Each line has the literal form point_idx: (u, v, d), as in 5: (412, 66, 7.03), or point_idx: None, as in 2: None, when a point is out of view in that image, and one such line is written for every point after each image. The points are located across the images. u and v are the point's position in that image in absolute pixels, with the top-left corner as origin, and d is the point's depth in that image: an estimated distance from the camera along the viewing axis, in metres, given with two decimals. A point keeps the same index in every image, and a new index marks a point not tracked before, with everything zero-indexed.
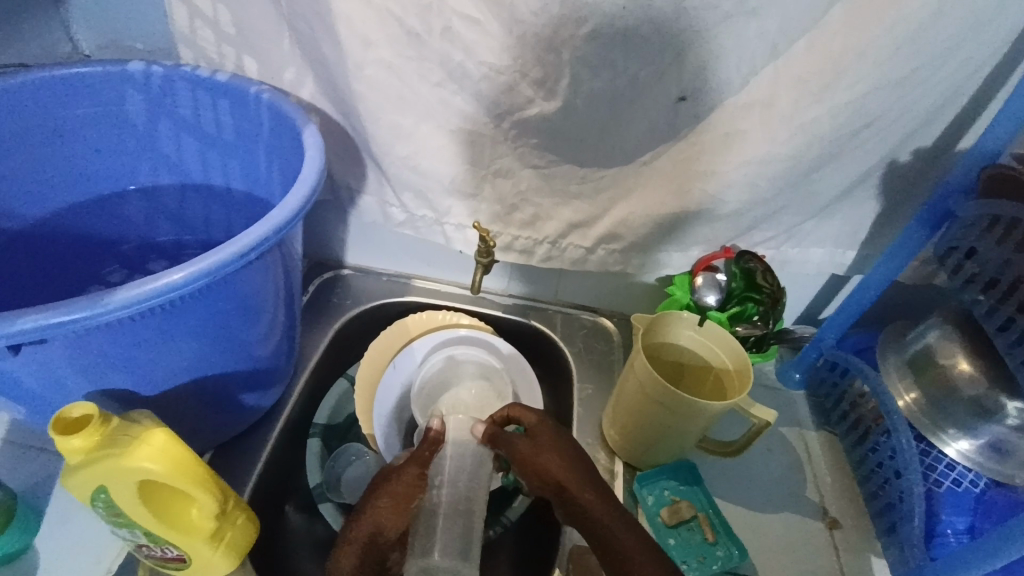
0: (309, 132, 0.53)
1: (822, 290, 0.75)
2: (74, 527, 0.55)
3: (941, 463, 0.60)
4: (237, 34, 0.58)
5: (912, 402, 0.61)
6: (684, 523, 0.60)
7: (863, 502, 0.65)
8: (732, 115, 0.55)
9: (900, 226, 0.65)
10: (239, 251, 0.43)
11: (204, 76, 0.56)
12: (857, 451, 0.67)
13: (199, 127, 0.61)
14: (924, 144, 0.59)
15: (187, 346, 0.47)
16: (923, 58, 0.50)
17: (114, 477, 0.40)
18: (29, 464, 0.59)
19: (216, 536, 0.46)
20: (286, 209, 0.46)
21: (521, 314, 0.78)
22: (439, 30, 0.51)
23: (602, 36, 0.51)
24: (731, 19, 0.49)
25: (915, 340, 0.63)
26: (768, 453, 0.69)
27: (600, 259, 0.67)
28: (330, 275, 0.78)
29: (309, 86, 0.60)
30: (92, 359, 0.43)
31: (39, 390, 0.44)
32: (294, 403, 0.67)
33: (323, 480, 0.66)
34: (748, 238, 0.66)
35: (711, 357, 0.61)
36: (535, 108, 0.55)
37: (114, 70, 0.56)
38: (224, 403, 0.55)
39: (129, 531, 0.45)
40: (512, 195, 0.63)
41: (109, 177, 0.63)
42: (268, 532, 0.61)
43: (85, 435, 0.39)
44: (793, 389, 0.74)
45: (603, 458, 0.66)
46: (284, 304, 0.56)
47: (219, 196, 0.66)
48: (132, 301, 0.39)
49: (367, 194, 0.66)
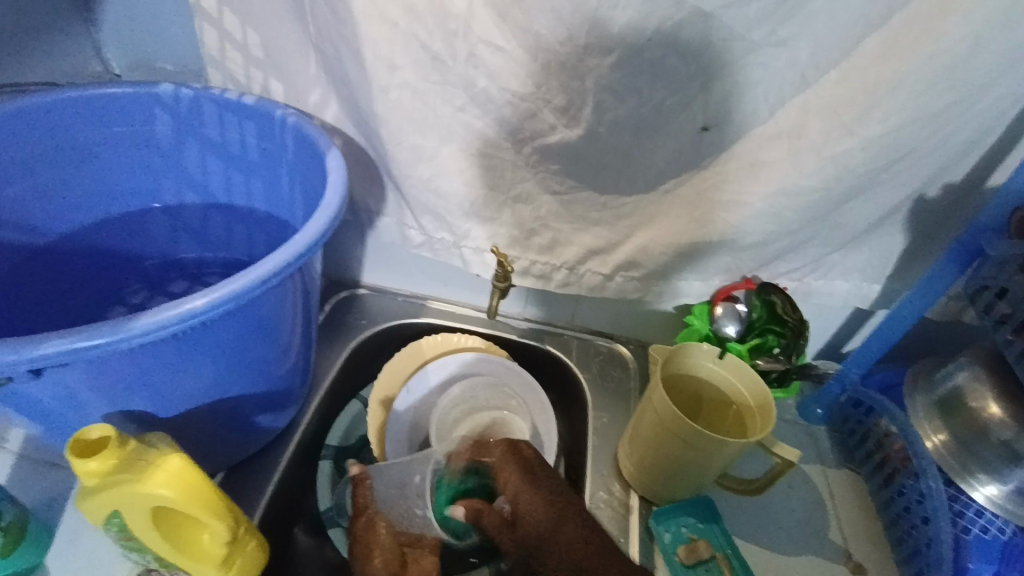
0: (332, 156, 0.54)
1: (845, 323, 0.73)
2: (84, 545, 0.55)
3: (970, 509, 0.57)
4: (266, 57, 0.59)
5: (940, 444, 0.59)
6: (702, 563, 0.58)
7: (889, 546, 0.63)
8: (758, 145, 0.54)
9: (928, 260, 0.64)
10: (262, 276, 0.43)
11: (233, 99, 0.57)
12: (882, 494, 0.64)
13: (225, 148, 0.62)
14: (953, 179, 0.58)
15: (205, 368, 0.47)
16: (955, 92, 0.49)
17: (129, 502, 0.40)
18: (43, 479, 0.59)
19: (226, 562, 0.45)
20: (310, 234, 0.47)
21: (536, 338, 0.77)
22: (464, 55, 0.51)
23: (628, 65, 0.51)
24: (759, 50, 0.49)
25: (945, 379, 0.61)
26: (789, 491, 0.67)
27: (618, 286, 0.66)
28: (347, 294, 0.78)
29: (334, 108, 0.60)
30: (112, 381, 0.43)
31: (58, 410, 0.44)
32: (307, 424, 0.66)
33: (333, 503, 0.64)
34: (770, 269, 0.65)
35: (732, 393, 0.60)
36: (557, 135, 0.55)
37: (145, 92, 0.57)
38: (238, 424, 0.55)
39: (140, 556, 0.45)
40: (532, 220, 0.62)
41: (136, 195, 0.64)
42: (276, 555, 0.60)
43: (101, 458, 0.39)
44: (816, 425, 0.73)
45: (619, 490, 0.64)
46: (302, 325, 0.55)
47: (240, 215, 0.67)
48: (154, 327, 0.39)
49: (386, 215, 0.66)
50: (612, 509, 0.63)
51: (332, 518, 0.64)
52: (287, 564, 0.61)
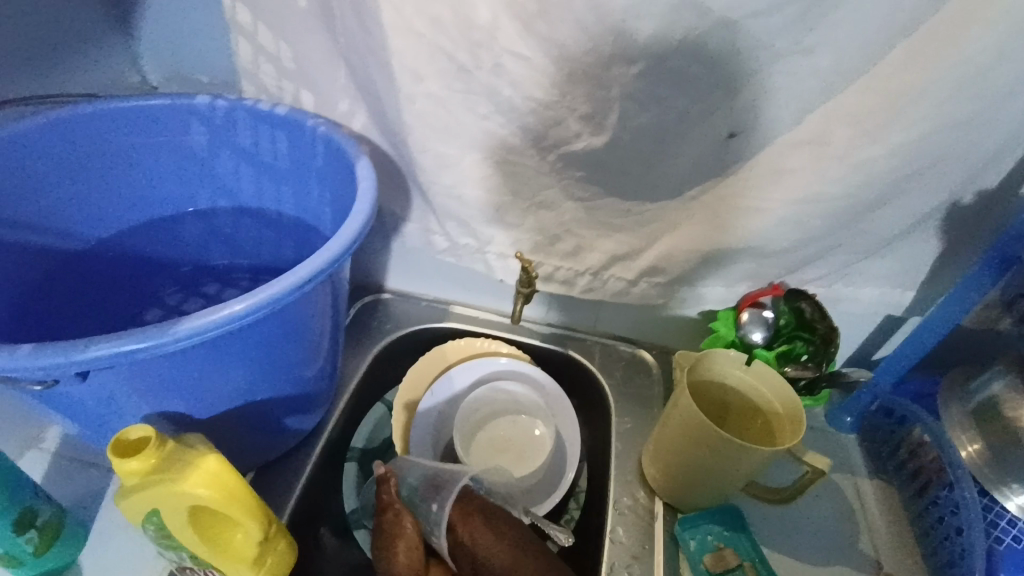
0: (361, 164, 0.55)
1: (875, 330, 0.72)
2: (119, 542, 0.57)
3: (1003, 519, 0.56)
4: (296, 68, 0.60)
5: (976, 454, 0.57)
6: (729, 571, 0.58)
7: (921, 558, 0.61)
8: (784, 152, 0.54)
9: (961, 266, 0.63)
10: (296, 282, 0.44)
11: (264, 109, 0.59)
12: (915, 504, 0.63)
13: (256, 156, 0.63)
14: (989, 184, 0.56)
15: (239, 372, 0.48)
16: (989, 98, 0.48)
17: (167, 500, 0.41)
18: (81, 477, 0.61)
19: (257, 562, 0.46)
20: (341, 241, 0.48)
21: (558, 343, 0.77)
22: (489, 65, 0.52)
23: (653, 72, 0.51)
24: (786, 58, 0.49)
25: (980, 389, 0.59)
26: (817, 501, 0.66)
27: (641, 292, 0.66)
28: (371, 298, 0.79)
29: (362, 117, 0.61)
30: (152, 384, 0.45)
31: (100, 411, 0.46)
32: (333, 426, 0.67)
33: (359, 506, 0.65)
34: (797, 275, 0.64)
35: (760, 399, 0.59)
36: (582, 142, 0.56)
37: (182, 103, 0.59)
38: (269, 426, 0.56)
39: (176, 553, 0.46)
40: (555, 226, 0.63)
41: (171, 202, 0.66)
42: (303, 554, 0.61)
43: (142, 458, 0.40)
44: (844, 434, 0.71)
45: (642, 496, 0.64)
46: (331, 330, 0.56)
47: (269, 222, 0.68)
48: (193, 331, 0.40)
49: (411, 221, 0.67)
50: (636, 516, 0.63)
51: (357, 520, 0.65)
52: (314, 564, 0.62)
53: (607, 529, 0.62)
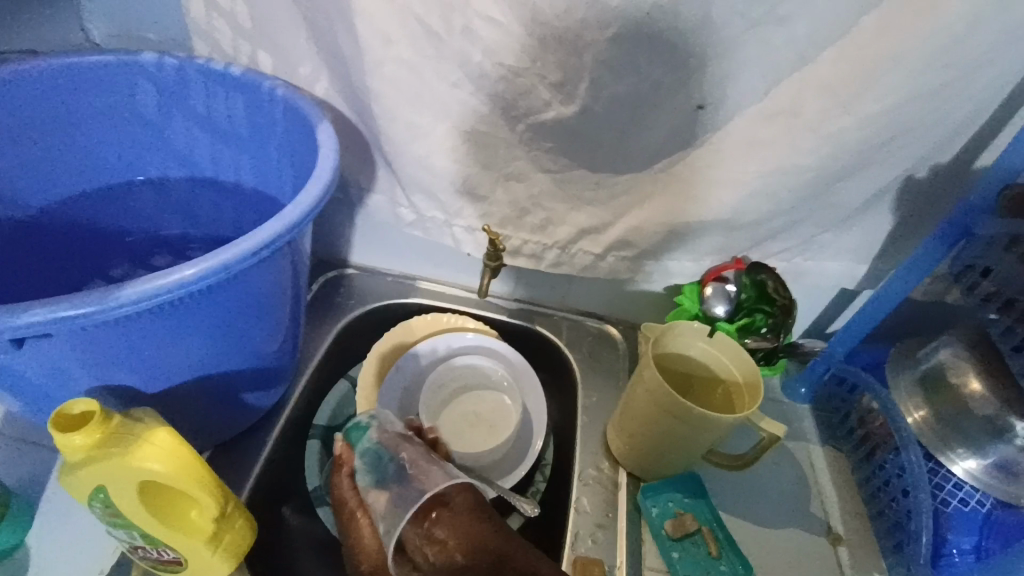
0: (323, 129, 0.53)
1: (832, 304, 0.74)
2: (67, 525, 0.54)
3: (948, 482, 0.59)
4: (254, 28, 0.57)
5: (921, 420, 0.60)
6: (689, 535, 0.60)
7: (869, 519, 0.64)
8: (752, 126, 0.54)
9: (913, 241, 0.65)
10: (252, 248, 0.42)
11: (218, 69, 0.55)
12: (863, 469, 0.66)
13: (211, 120, 0.60)
14: (942, 161, 0.59)
15: (193, 343, 0.46)
16: (949, 73, 0.50)
17: (116, 476, 0.39)
18: (24, 458, 0.57)
19: (214, 538, 0.45)
20: (300, 206, 0.46)
21: (526, 318, 0.77)
22: (459, 28, 0.50)
23: (626, 41, 0.50)
24: (760, 27, 0.49)
25: (927, 357, 0.62)
26: (774, 467, 0.68)
27: (610, 266, 0.66)
28: (335, 273, 0.77)
29: (324, 82, 0.59)
30: (97, 354, 0.42)
31: (41, 384, 0.43)
32: (295, 403, 0.66)
33: (321, 483, 0.64)
34: (761, 250, 0.65)
35: (721, 369, 0.61)
36: (552, 112, 0.55)
37: (127, 60, 0.55)
38: (226, 401, 0.54)
39: (125, 532, 0.43)
40: (525, 199, 0.62)
41: (119, 168, 0.62)
42: (265, 533, 0.59)
43: (87, 432, 0.38)
44: (799, 404, 0.74)
45: (608, 467, 0.65)
46: (291, 301, 0.55)
47: (227, 191, 0.65)
48: (141, 297, 0.38)
49: (377, 192, 0.65)
50: (601, 485, 0.64)
51: (320, 497, 0.63)
52: (277, 543, 0.61)
53: (573, 498, 0.62)
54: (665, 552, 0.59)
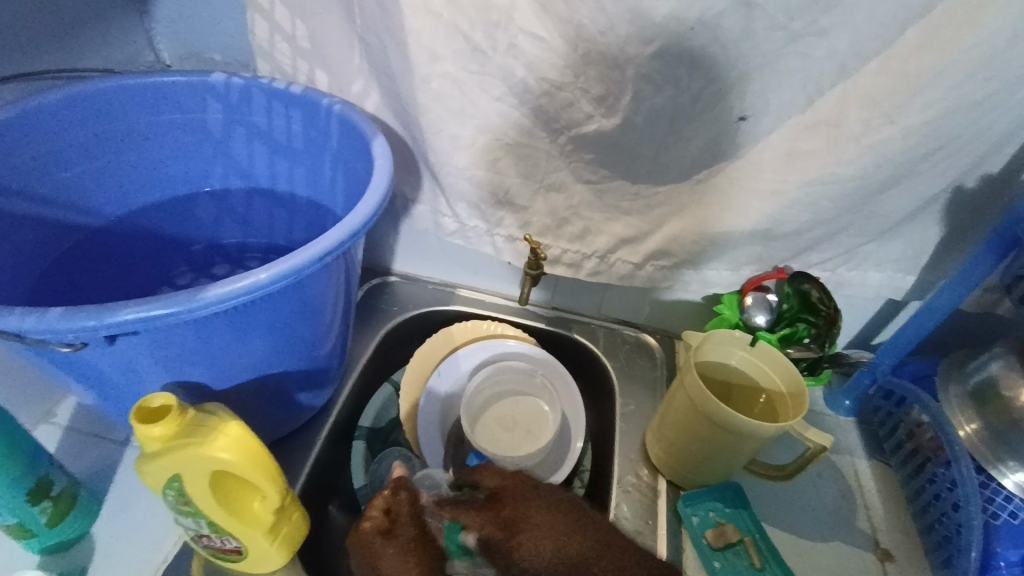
0: (377, 141, 0.55)
1: (875, 315, 0.73)
2: (129, 516, 0.57)
3: (999, 495, 0.57)
4: (312, 47, 0.60)
5: (973, 433, 0.59)
6: (730, 545, 0.59)
7: (918, 535, 0.63)
8: (794, 136, 0.55)
9: (962, 254, 0.64)
10: (318, 254, 0.45)
11: (279, 87, 0.59)
12: (912, 483, 0.65)
13: (270, 135, 0.63)
14: (992, 170, 0.58)
15: (258, 343, 0.49)
16: (997, 81, 0.49)
17: (190, 466, 0.42)
18: (90, 452, 0.61)
19: (273, 529, 0.48)
20: (358, 215, 0.48)
21: (564, 325, 0.78)
22: (504, 45, 0.52)
23: (668, 55, 0.51)
24: (800, 41, 0.50)
25: (978, 370, 0.61)
26: (816, 480, 0.68)
27: (648, 276, 0.67)
28: (378, 281, 0.80)
29: (374, 98, 0.62)
30: (173, 352, 0.45)
31: (120, 379, 0.47)
32: (342, 404, 0.68)
33: (367, 482, 0.68)
34: (802, 259, 0.66)
35: (763, 378, 0.61)
36: (593, 124, 0.56)
37: (196, 80, 0.59)
38: (282, 400, 0.57)
39: (193, 520, 0.46)
40: (565, 209, 0.64)
41: (186, 180, 0.67)
42: (314, 530, 0.62)
43: (165, 424, 0.41)
44: (843, 416, 0.73)
45: (647, 475, 0.65)
46: (343, 308, 0.57)
47: (282, 202, 0.69)
48: (220, 300, 0.41)
49: (421, 203, 0.67)
50: (640, 493, 0.64)
51: (366, 495, 0.68)
52: (324, 538, 0.63)
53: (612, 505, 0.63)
54: (706, 561, 0.58)
